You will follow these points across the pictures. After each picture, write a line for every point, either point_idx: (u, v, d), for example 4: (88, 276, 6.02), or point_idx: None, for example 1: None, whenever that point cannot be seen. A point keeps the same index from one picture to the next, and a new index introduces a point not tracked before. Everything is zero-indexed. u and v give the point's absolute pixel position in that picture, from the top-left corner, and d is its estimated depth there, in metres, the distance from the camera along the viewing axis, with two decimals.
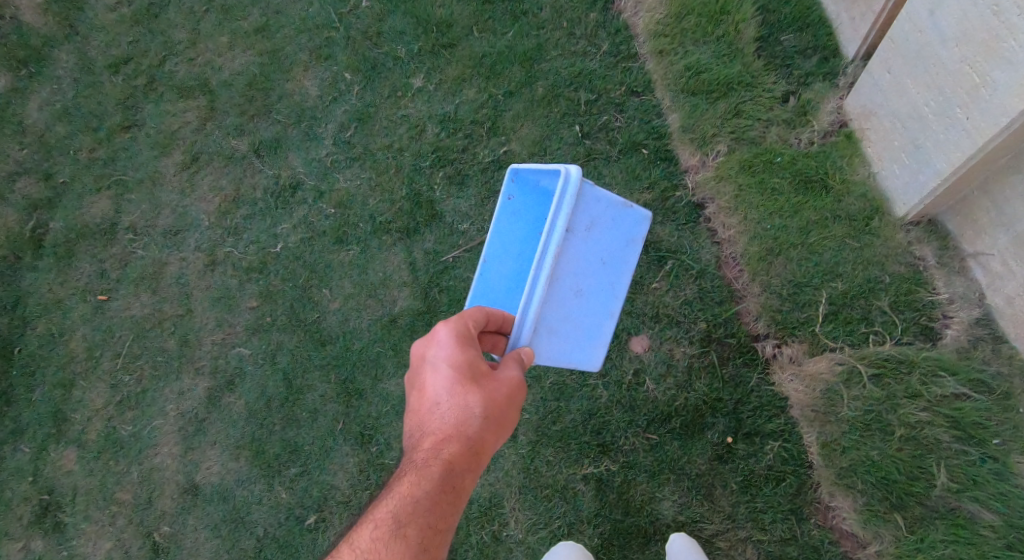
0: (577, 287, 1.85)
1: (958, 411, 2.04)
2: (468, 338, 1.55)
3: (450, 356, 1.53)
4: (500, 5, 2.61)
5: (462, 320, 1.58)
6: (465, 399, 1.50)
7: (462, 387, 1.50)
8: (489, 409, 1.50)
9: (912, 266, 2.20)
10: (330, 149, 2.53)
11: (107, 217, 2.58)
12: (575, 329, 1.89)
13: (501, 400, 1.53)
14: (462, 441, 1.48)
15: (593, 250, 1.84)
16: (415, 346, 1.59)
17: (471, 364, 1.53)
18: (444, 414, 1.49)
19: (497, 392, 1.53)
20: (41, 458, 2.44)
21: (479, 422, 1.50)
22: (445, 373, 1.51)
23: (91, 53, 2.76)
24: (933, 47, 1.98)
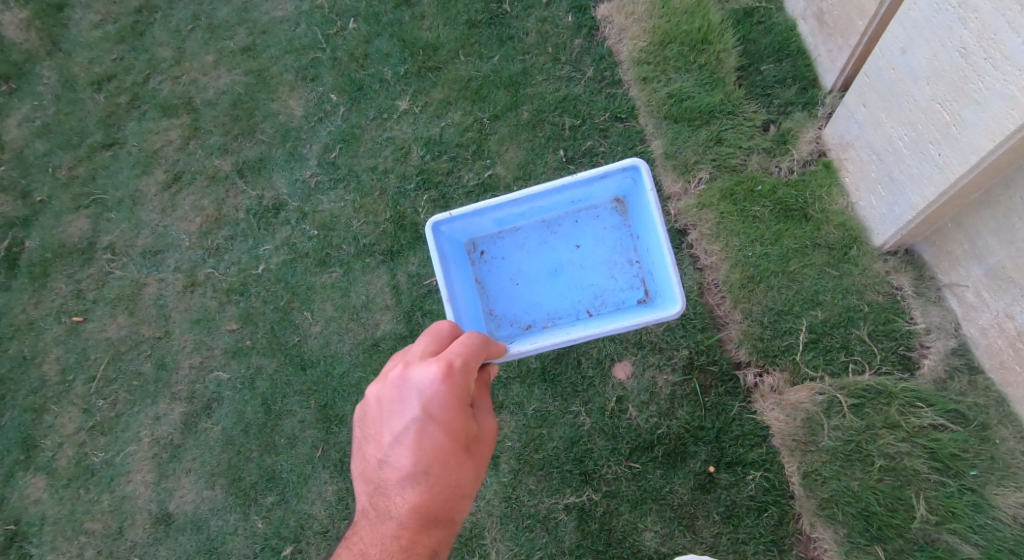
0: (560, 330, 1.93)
1: (935, 442, 2.07)
2: (466, 395, 1.42)
3: (449, 422, 1.40)
4: (487, 30, 2.62)
5: (463, 378, 1.43)
6: (457, 472, 1.43)
7: (456, 459, 1.41)
8: (475, 485, 1.47)
9: (889, 295, 2.24)
10: (314, 169, 2.51)
11: (85, 237, 2.54)
12: None
13: (483, 468, 1.50)
14: (447, 522, 1.44)
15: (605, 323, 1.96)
16: (404, 395, 1.40)
17: (467, 434, 1.44)
18: (433, 486, 1.41)
19: (482, 459, 1.49)
20: (9, 486, 2.38)
21: (463, 499, 1.46)
22: (442, 443, 1.40)
23: (74, 69, 2.73)
24: (906, 84, 2.01)
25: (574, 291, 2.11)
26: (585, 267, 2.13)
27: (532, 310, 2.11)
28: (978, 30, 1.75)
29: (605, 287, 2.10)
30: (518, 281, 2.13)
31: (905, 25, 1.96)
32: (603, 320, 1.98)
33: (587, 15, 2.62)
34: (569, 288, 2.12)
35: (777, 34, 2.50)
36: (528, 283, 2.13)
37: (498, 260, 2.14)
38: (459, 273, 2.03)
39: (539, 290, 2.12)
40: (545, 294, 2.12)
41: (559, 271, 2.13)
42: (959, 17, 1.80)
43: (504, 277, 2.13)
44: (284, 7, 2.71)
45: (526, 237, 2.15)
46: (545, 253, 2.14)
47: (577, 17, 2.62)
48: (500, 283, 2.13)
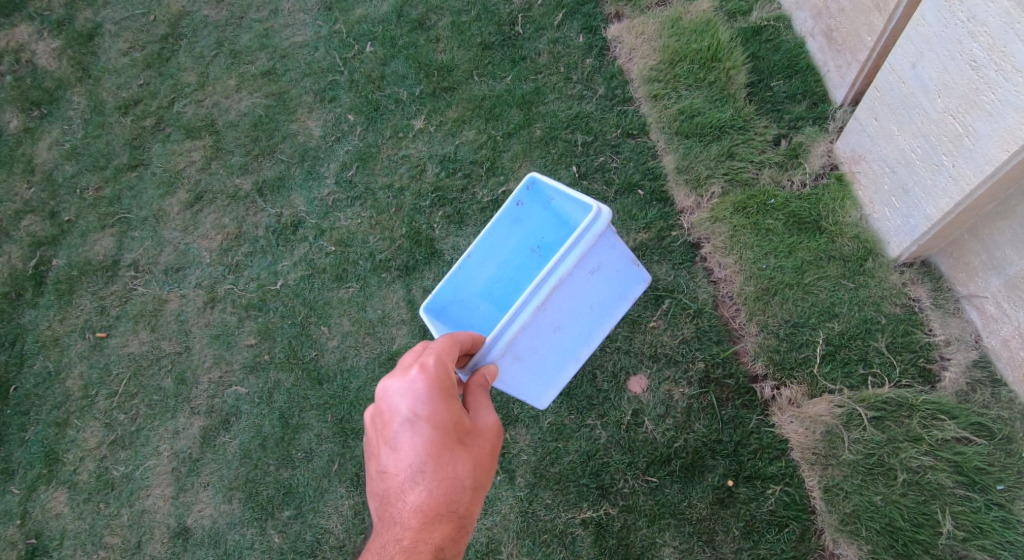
0: (557, 324, 1.86)
1: (960, 456, 2.03)
2: (449, 389, 1.44)
3: (436, 415, 1.42)
4: (500, 51, 2.69)
5: (441, 370, 1.45)
6: (454, 465, 1.41)
7: (450, 452, 1.41)
8: (477, 477, 1.44)
9: (908, 306, 2.22)
10: (332, 188, 2.56)
11: (110, 255, 2.60)
12: (539, 362, 1.91)
13: (486, 461, 1.47)
14: (453, 518, 1.41)
15: (587, 294, 1.87)
16: (390, 401, 1.43)
17: (456, 427, 1.44)
18: (432, 483, 1.39)
19: (483, 453, 1.47)
20: (30, 500, 2.39)
21: (468, 493, 1.43)
22: (434, 438, 1.40)
23: (102, 95, 2.83)
24: (917, 98, 2.04)
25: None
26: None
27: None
28: (988, 43, 1.78)
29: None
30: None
31: (914, 40, 2.00)
32: (598, 301, 1.92)
33: (598, 36, 2.68)
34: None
35: (786, 51, 2.54)
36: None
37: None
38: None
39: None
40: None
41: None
42: (968, 32, 1.83)
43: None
44: (304, 33, 2.80)
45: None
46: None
47: (588, 38, 2.68)
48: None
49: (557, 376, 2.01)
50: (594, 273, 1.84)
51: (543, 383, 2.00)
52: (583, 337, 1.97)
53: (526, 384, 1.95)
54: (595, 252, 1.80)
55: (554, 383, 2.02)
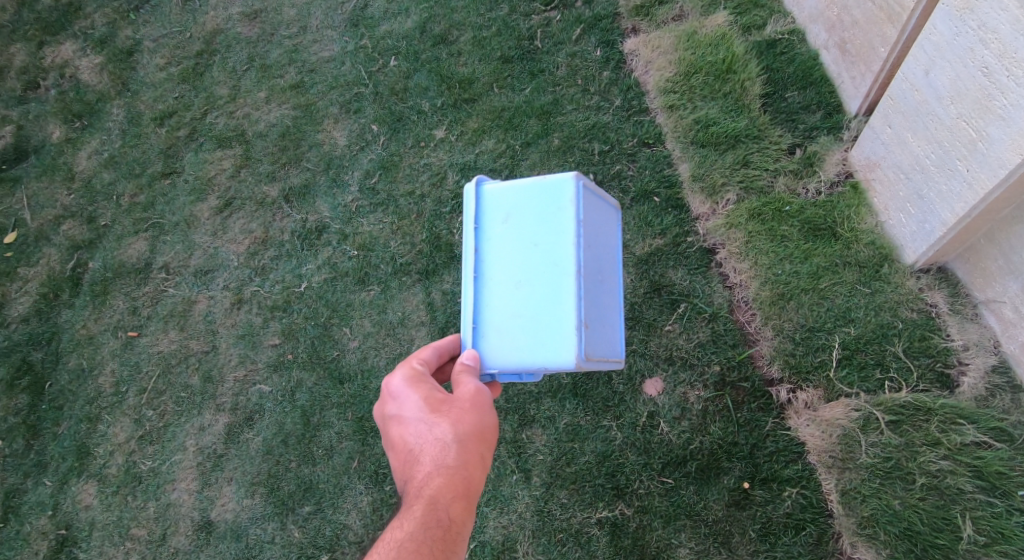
0: (516, 281, 1.78)
1: (980, 460, 2.01)
2: (416, 377, 1.66)
3: (408, 397, 1.62)
4: (520, 64, 2.78)
5: (409, 366, 1.69)
6: (431, 431, 1.56)
7: (425, 423, 1.57)
8: (458, 432, 1.55)
9: (924, 312, 2.23)
10: (355, 195, 2.65)
11: (143, 257, 2.71)
12: (530, 325, 1.75)
13: (470, 419, 1.57)
14: (442, 472, 1.51)
15: (521, 237, 1.80)
16: (381, 411, 1.69)
17: (431, 400, 1.61)
18: (421, 452, 1.55)
19: (463, 409, 1.59)
20: (62, 492, 2.46)
21: (454, 449, 1.53)
22: (412, 418, 1.60)
23: (139, 106, 2.97)
24: (930, 105, 2.07)
25: (590, 265, 1.80)
26: (597, 248, 1.86)
27: (593, 314, 1.78)
28: (1000, 49, 1.83)
29: (590, 231, 1.81)
30: (602, 326, 1.85)
31: (927, 49, 2.04)
32: (538, 234, 1.78)
33: (615, 49, 2.76)
34: (592, 273, 1.81)
35: (800, 63, 2.59)
36: (600, 317, 1.83)
37: (614, 347, 1.92)
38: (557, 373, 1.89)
39: (596, 305, 1.81)
40: (596, 304, 1.81)
41: (602, 284, 1.87)
42: (980, 39, 1.88)
43: (607, 343, 1.87)
44: (331, 48, 2.92)
45: (615, 317, 1.95)
46: (611, 298, 1.92)
47: (605, 52, 2.76)
48: (606, 348, 1.86)
49: (557, 328, 1.73)
50: (507, 220, 1.82)
51: (549, 342, 1.73)
52: (550, 276, 1.75)
53: (529, 350, 1.74)
54: (493, 200, 1.84)
55: (560, 335, 1.72)
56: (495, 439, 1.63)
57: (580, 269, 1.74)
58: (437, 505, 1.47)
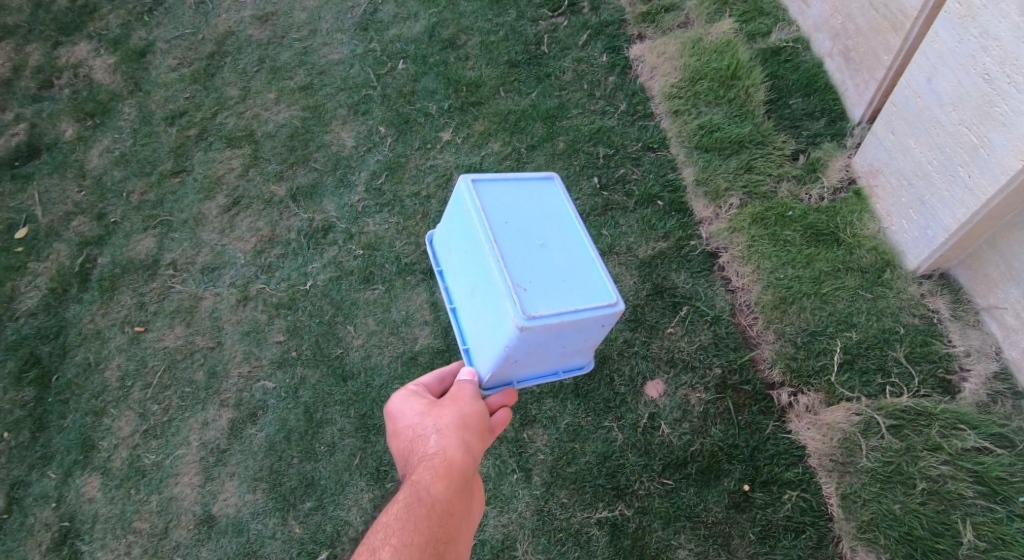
0: (468, 289, 1.83)
1: (981, 466, 2.00)
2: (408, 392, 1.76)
3: (400, 408, 1.71)
4: (526, 69, 2.84)
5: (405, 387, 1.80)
6: (418, 429, 1.63)
7: (413, 425, 1.65)
8: (440, 424, 1.61)
9: (926, 318, 2.23)
10: (361, 195, 2.68)
11: (151, 254, 2.74)
12: (485, 320, 1.75)
13: (453, 413, 1.64)
14: (425, 458, 1.55)
15: (459, 252, 1.86)
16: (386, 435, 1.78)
17: (417, 404, 1.69)
18: (410, 450, 1.61)
19: (447, 406, 1.66)
20: (65, 485, 2.46)
21: (435, 437, 1.59)
22: (403, 425, 1.68)
23: (151, 106, 3.05)
24: (932, 111, 2.09)
25: (513, 236, 1.72)
26: (527, 218, 1.77)
27: (529, 276, 1.66)
28: (1001, 57, 1.85)
29: (502, 210, 1.76)
30: (561, 279, 1.68)
31: (929, 56, 2.06)
32: (465, 240, 1.82)
33: (620, 55, 2.80)
34: (519, 241, 1.71)
35: (805, 71, 2.61)
36: (550, 275, 1.69)
37: (593, 293, 1.69)
38: (562, 343, 1.74)
39: (536, 267, 1.69)
40: (536, 265, 1.69)
41: (547, 244, 1.73)
42: (982, 46, 1.90)
43: (577, 292, 1.67)
44: (341, 51, 3.01)
45: (595, 262, 1.74)
46: (574, 252, 1.74)
47: (611, 57, 2.81)
48: (573, 297, 1.67)
49: (497, 307, 1.67)
50: (450, 248, 1.94)
51: (498, 325, 1.68)
52: (480, 267, 1.74)
53: (493, 342, 1.72)
54: (441, 239, 2.00)
55: (500, 313, 1.66)
56: (483, 431, 1.66)
57: (492, 245, 1.68)
58: (418, 484, 1.49)
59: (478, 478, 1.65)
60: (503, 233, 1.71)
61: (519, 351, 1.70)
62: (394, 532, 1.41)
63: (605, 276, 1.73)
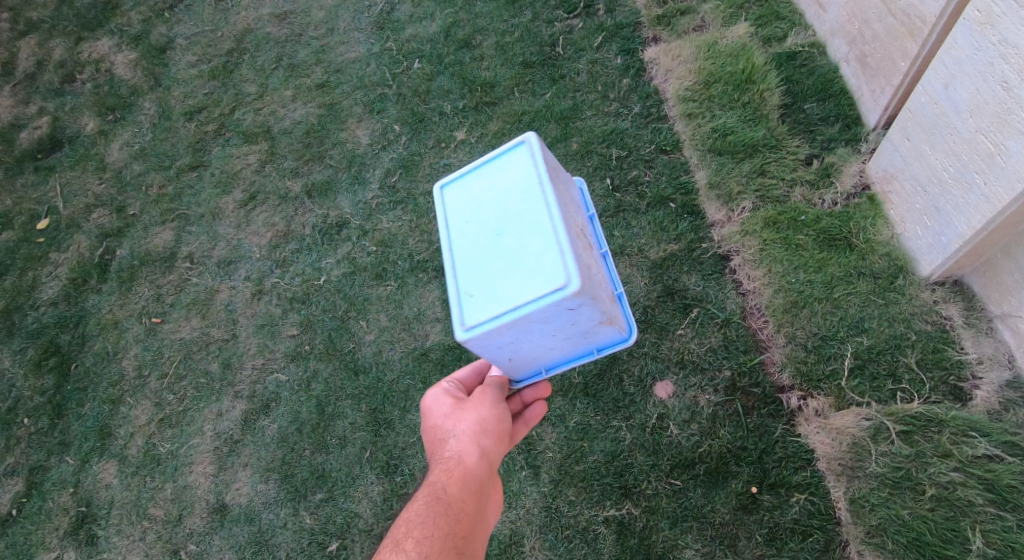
0: None
1: (991, 473, 1.99)
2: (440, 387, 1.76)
3: (427, 406, 1.71)
4: (541, 70, 2.85)
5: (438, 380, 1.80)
6: (442, 429, 1.64)
7: (437, 424, 1.66)
8: (462, 428, 1.61)
9: (939, 324, 2.22)
10: (376, 192, 2.71)
11: (169, 246, 2.79)
12: None
13: (476, 417, 1.63)
14: (445, 462, 1.56)
15: None
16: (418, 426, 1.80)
17: (443, 404, 1.68)
18: (433, 449, 1.63)
19: (471, 408, 1.65)
20: (83, 471, 2.51)
21: (456, 441, 1.59)
22: (429, 424, 1.69)
23: (171, 102, 3.10)
24: (949, 118, 2.09)
25: (469, 231, 1.53)
26: (488, 201, 1.53)
27: (476, 276, 1.48)
28: (1019, 65, 1.85)
29: (463, 201, 1.57)
30: (506, 272, 1.44)
31: (947, 63, 2.06)
32: None
33: (635, 57, 2.81)
34: (473, 235, 1.51)
35: (820, 75, 2.61)
36: (499, 269, 1.46)
37: (546, 278, 1.39)
38: (543, 333, 1.49)
39: (485, 263, 1.48)
40: (486, 262, 1.48)
41: (503, 231, 1.48)
42: (1000, 54, 1.90)
43: (526, 283, 1.41)
44: (357, 50, 3.05)
45: (553, 237, 1.42)
46: (536, 231, 1.44)
47: (626, 59, 2.82)
48: (520, 291, 1.41)
49: None
50: None
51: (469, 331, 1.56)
52: None
53: None
54: None
55: None
56: (502, 436, 1.64)
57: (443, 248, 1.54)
58: (435, 488, 1.51)
59: (495, 480, 1.65)
60: (457, 231, 1.54)
61: (496, 353, 1.55)
62: (413, 529, 1.43)
63: (559, 253, 1.40)
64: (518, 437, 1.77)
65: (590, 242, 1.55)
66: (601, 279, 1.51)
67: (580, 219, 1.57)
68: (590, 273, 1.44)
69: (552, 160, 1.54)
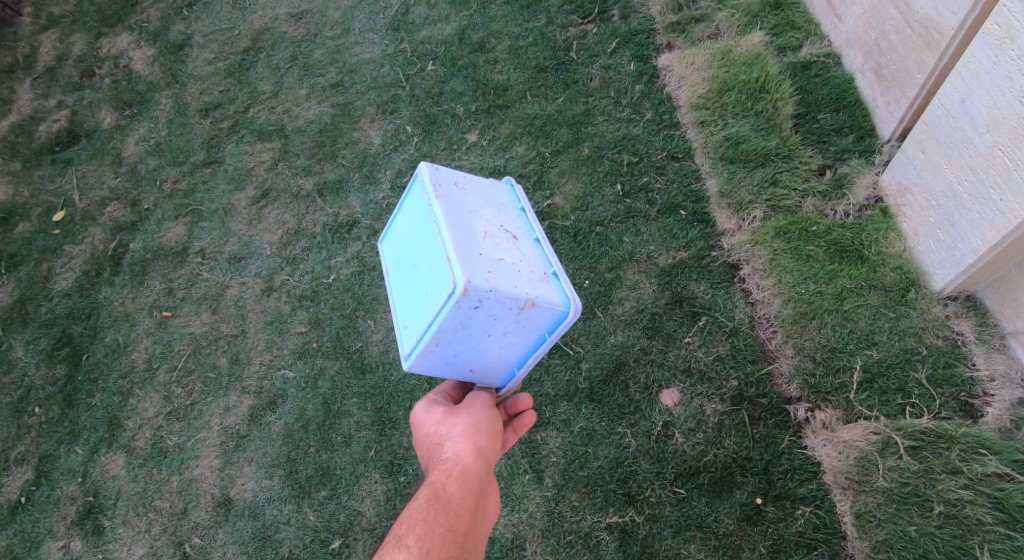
0: None
1: (1001, 492, 1.96)
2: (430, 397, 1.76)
3: (418, 417, 1.72)
4: (554, 74, 2.86)
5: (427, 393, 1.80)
6: (437, 433, 1.64)
7: (431, 431, 1.66)
8: (458, 429, 1.61)
9: (950, 339, 2.19)
10: (387, 192, 2.72)
11: (181, 241, 2.81)
12: None
13: (470, 419, 1.63)
14: (443, 463, 1.56)
15: None
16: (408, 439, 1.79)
17: (434, 412, 1.69)
18: (430, 454, 1.62)
19: (465, 412, 1.66)
20: (91, 461, 2.54)
21: (452, 443, 1.59)
22: (421, 434, 1.68)
23: (187, 98, 3.13)
24: (965, 132, 2.07)
25: (400, 272, 1.66)
26: (406, 241, 1.65)
27: (407, 308, 1.60)
28: None
29: (396, 250, 1.70)
30: (423, 293, 1.54)
31: (964, 77, 2.05)
32: None
33: (648, 64, 2.81)
34: (402, 275, 1.65)
35: (835, 86, 2.59)
36: (416, 295, 1.57)
37: (443, 286, 1.48)
38: (478, 336, 1.54)
39: (411, 293, 1.60)
40: (410, 295, 1.60)
41: (418, 257, 1.59)
42: (1019, 69, 1.88)
43: (432, 298, 1.51)
44: (372, 50, 3.07)
45: (443, 247, 1.50)
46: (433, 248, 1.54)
47: (639, 66, 2.82)
48: (429, 307, 1.51)
49: None
50: None
51: None
52: None
53: None
54: None
55: None
56: (496, 435, 1.65)
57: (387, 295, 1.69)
58: (436, 487, 1.51)
59: (492, 482, 1.65)
60: (394, 277, 1.68)
61: (451, 369, 1.62)
62: (414, 526, 1.43)
63: (445, 261, 1.48)
64: (510, 441, 1.77)
65: (503, 236, 1.59)
66: (511, 267, 1.53)
67: (494, 217, 1.62)
68: (485, 268, 1.48)
69: (446, 178, 1.63)
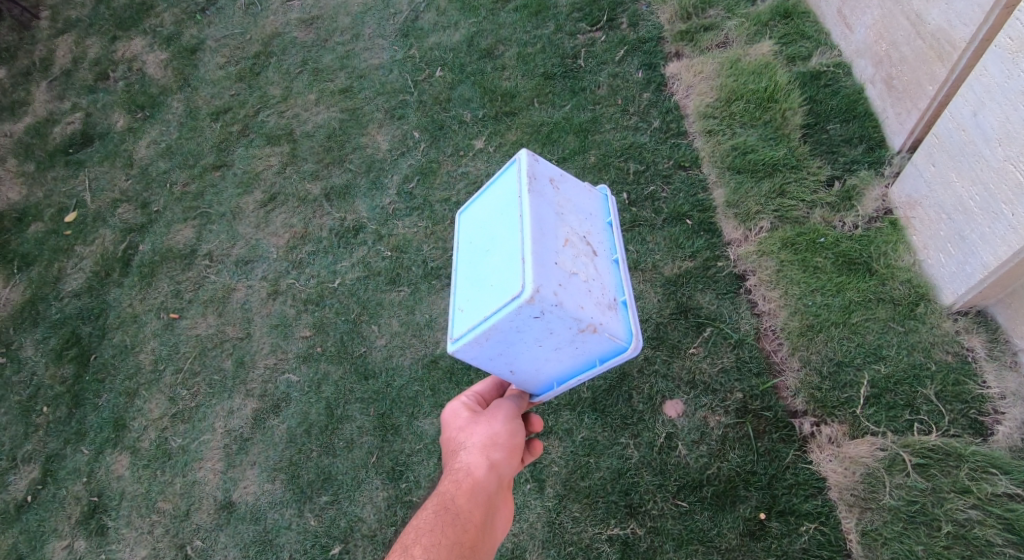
0: None
1: (1011, 513, 1.91)
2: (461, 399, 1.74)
3: (445, 420, 1.71)
4: (561, 81, 2.86)
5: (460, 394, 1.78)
6: (459, 439, 1.62)
7: (454, 435, 1.64)
8: (477, 439, 1.58)
9: (960, 355, 2.16)
10: (393, 198, 2.73)
11: (189, 244, 2.84)
12: None
13: (490, 430, 1.60)
14: (458, 472, 1.53)
15: None
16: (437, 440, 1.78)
17: (460, 416, 1.67)
18: (448, 461, 1.60)
19: (488, 422, 1.63)
20: (97, 461, 2.57)
21: (470, 452, 1.57)
22: (444, 437, 1.67)
23: (198, 102, 3.16)
24: (977, 145, 2.04)
25: (470, 254, 1.61)
26: (484, 224, 1.60)
27: (469, 293, 1.55)
28: None
29: (471, 230, 1.65)
30: (486, 284, 1.50)
31: (976, 90, 2.01)
32: None
33: (657, 72, 2.80)
34: (471, 258, 1.60)
35: (844, 96, 2.56)
36: (483, 283, 1.52)
37: (512, 285, 1.43)
38: (529, 344, 1.50)
39: (475, 280, 1.55)
40: (475, 280, 1.55)
41: (492, 246, 1.54)
42: None
43: (498, 293, 1.46)
44: (381, 56, 3.08)
45: (523, 246, 1.45)
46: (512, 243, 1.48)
47: (647, 74, 2.81)
48: (493, 300, 1.46)
49: None
50: None
51: None
52: None
53: None
54: None
55: None
56: (514, 451, 1.61)
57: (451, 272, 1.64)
58: (447, 498, 1.48)
59: (506, 497, 1.60)
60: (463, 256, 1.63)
61: (493, 366, 1.58)
62: (421, 536, 1.40)
63: (520, 261, 1.43)
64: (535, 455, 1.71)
65: (582, 249, 1.54)
66: (583, 286, 1.48)
67: (579, 226, 1.57)
68: (557, 281, 1.44)
69: (545, 173, 1.58)
